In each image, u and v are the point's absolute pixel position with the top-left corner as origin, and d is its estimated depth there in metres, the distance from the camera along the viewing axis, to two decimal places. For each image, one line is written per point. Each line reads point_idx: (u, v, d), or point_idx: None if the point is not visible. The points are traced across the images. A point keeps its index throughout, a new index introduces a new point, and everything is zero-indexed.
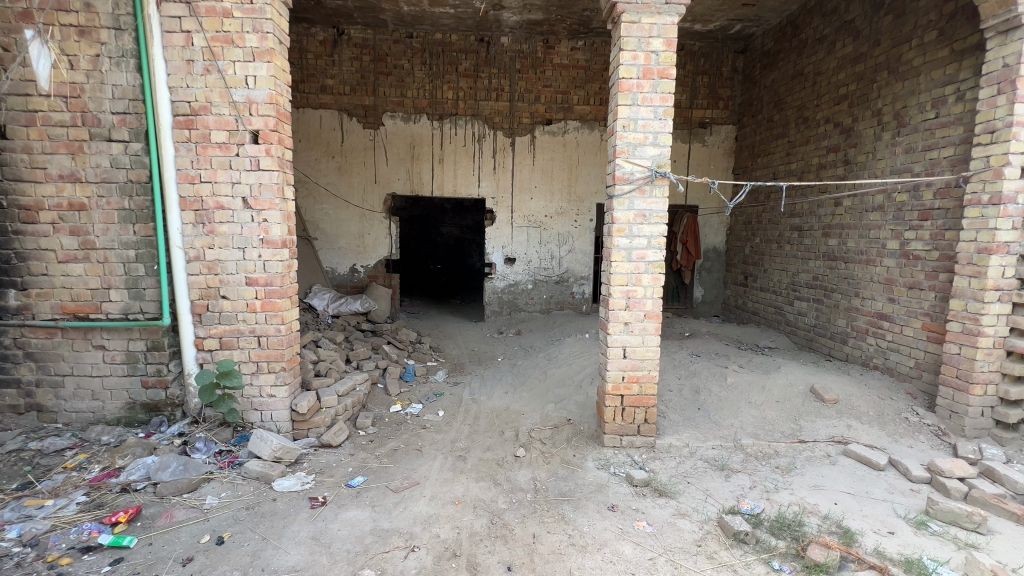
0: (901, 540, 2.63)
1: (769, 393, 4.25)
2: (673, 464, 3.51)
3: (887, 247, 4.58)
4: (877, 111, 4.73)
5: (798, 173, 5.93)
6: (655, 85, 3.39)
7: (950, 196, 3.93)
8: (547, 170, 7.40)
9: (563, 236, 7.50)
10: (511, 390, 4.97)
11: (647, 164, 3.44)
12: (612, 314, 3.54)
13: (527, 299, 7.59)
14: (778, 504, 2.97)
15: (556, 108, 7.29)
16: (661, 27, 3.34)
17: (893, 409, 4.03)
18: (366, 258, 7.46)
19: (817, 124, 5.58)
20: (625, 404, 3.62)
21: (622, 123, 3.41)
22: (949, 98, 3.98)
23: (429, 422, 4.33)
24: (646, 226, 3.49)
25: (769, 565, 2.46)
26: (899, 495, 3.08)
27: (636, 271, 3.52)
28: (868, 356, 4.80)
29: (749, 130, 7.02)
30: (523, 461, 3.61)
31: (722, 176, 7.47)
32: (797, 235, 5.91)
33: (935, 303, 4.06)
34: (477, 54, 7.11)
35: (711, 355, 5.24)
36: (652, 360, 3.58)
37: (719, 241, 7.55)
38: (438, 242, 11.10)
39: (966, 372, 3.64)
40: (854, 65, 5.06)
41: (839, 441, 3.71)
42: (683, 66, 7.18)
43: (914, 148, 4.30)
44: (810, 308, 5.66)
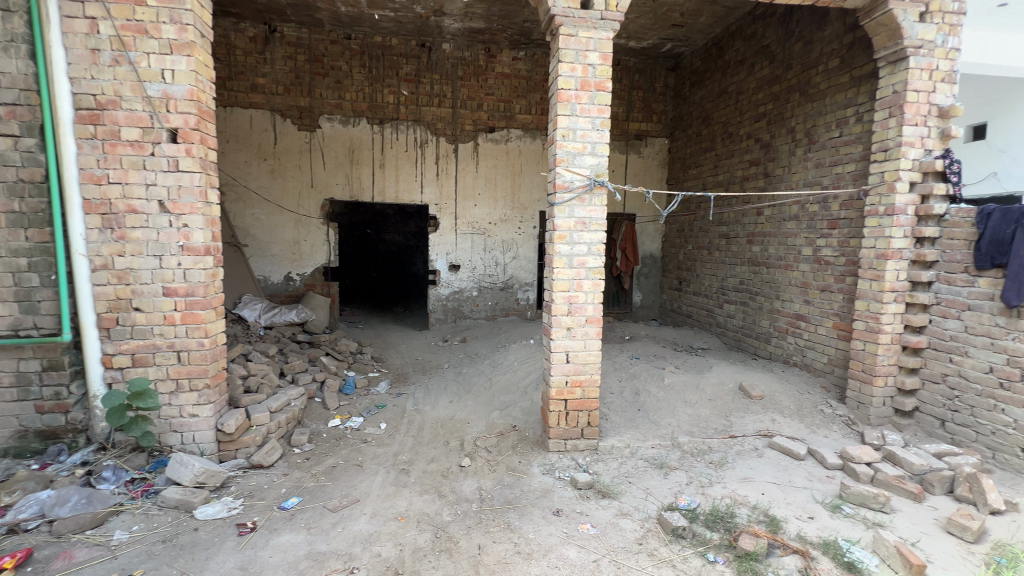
0: (818, 524, 2.85)
1: (702, 392, 4.47)
2: (615, 465, 3.59)
3: (802, 253, 4.98)
4: (791, 129, 5.16)
5: (724, 184, 6.33)
6: (593, 97, 3.50)
7: (854, 207, 4.35)
8: (490, 177, 7.43)
9: (507, 242, 7.54)
10: (456, 399, 4.90)
11: (586, 173, 3.54)
12: (555, 319, 3.58)
13: (472, 306, 7.54)
14: (711, 498, 3.12)
15: (498, 116, 7.34)
16: (597, 41, 3.46)
17: (811, 402, 4.37)
18: (302, 266, 7.12)
19: (740, 139, 6.00)
20: (568, 408, 3.68)
21: (561, 132, 3.49)
22: (850, 119, 4.42)
23: (371, 435, 4.17)
24: (586, 233, 3.58)
25: (704, 558, 2.57)
26: (817, 482, 3.33)
27: (577, 277, 3.59)
28: (789, 354, 5.18)
29: (680, 143, 7.42)
30: (468, 471, 3.56)
31: (657, 186, 7.84)
32: (725, 242, 6.30)
33: (843, 304, 4.47)
34: (418, 59, 7.03)
35: (649, 357, 5.46)
36: (593, 364, 3.67)
37: (655, 247, 7.90)
38: (380, 250, 10.81)
39: (869, 366, 4.02)
40: (770, 85, 5.49)
41: (765, 434, 3.97)
42: (619, 80, 7.49)
43: (823, 163, 4.72)
44: (738, 310, 6.04)
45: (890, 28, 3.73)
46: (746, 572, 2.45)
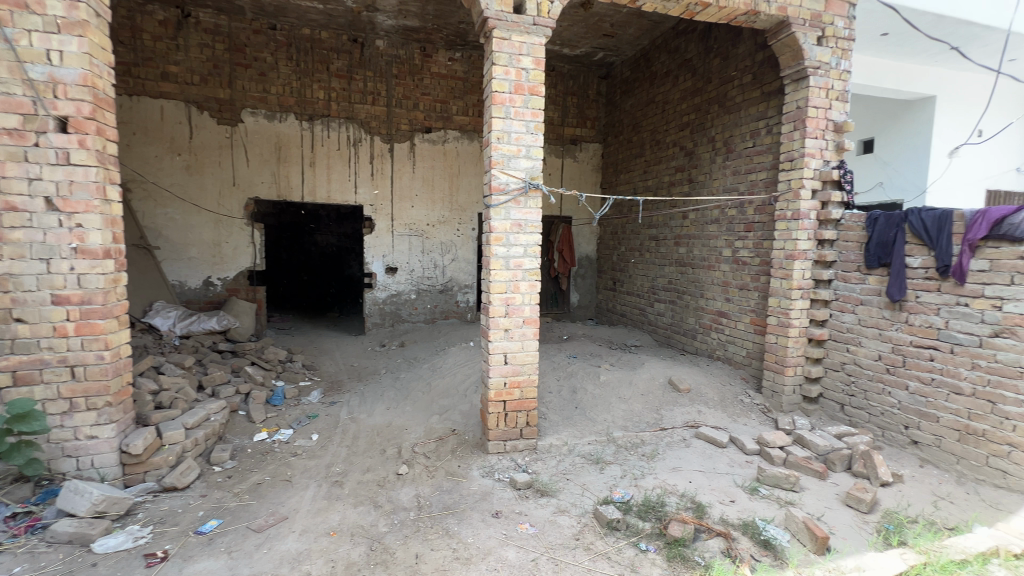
0: (738, 507, 3.06)
1: (635, 388, 4.67)
2: (553, 463, 3.65)
3: (723, 254, 5.33)
4: (711, 138, 5.52)
5: (653, 189, 6.65)
6: (526, 100, 3.54)
7: (766, 212, 4.72)
8: (427, 178, 7.31)
9: (445, 244, 7.44)
10: (393, 405, 4.76)
11: (520, 176, 3.57)
12: (493, 322, 3.58)
13: (410, 310, 7.37)
14: (644, 489, 3.25)
15: (435, 116, 7.25)
16: (530, 46, 3.51)
17: (732, 393, 4.69)
18: (224, 269, 6.63)
19: (666, 146, 6.33)
20: (507, 410, 3.69)
21: (496, 135, 3.50)
22: (762, 131, 4.80)
23: (301, 448, 3.95)
24: (522, 235, 3.62)
25: (636, 548, 2.67)
26: (738, 468, 3.57)
27: (513, 279, 3.62)
28: (712, 349, 5.52)
29: (612, 148, 7.71)
30: (406, 479, 3.47)
31: (591, 190, 8.09)
32: (654, 243, 6.62)
33: (758, 301, 4.84)
34: (350, 55, 6.78)
35: (586, 356, 5.60)
36: (531, 364, 3.71)
37: (590, 249, 8.15)
38: (313, 253, 10.33)
39: (781, 357, 4.39)
40: (693, 97, 5.84)
41: (692, 425, 4.21)
42: (554, 86, 7.67)
43: (739, 171, 5.09)
44: (667, 308, 6.36)
45: (794, 49, 4.09)
46: (674, 557, 2.57)
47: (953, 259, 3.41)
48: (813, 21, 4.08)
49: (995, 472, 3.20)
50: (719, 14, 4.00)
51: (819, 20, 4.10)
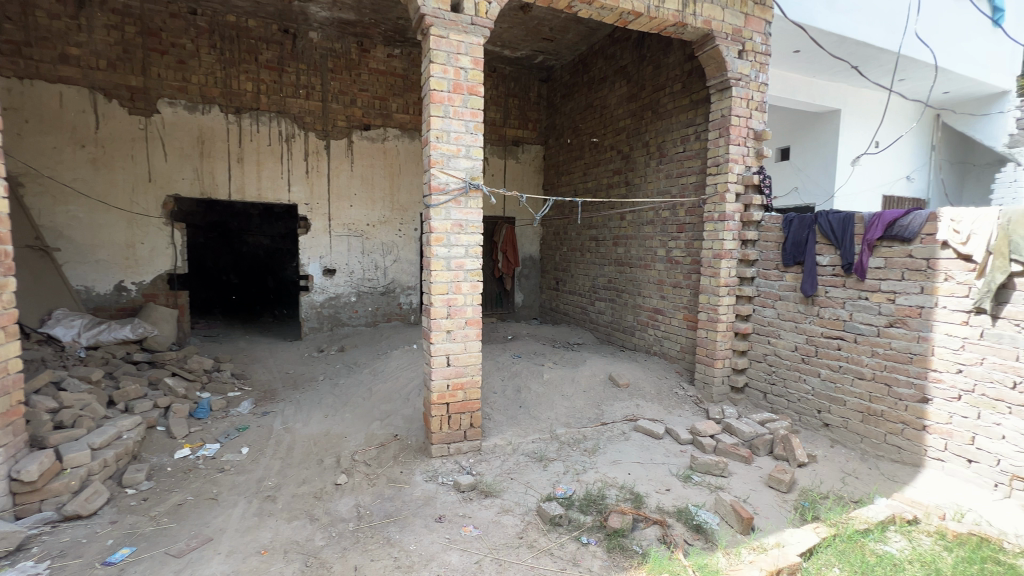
0: (673, 495, 3.20)
1: (577, 384, 4.78)
2: (497, 463, 3.66)
3: (658, 254, 5.57)
4: (646, 143, 5.75)
5: (592, 190, 6.83)
6: (465, 100, 3.52)
7: (695, 213, 4.99)
8: (366, 177, 7.08)
9: (386, 245, 7.24)
10: (332, 412, 4.57)
11: (461, 175, 3.55)
12: (434, 323, 3.53)
13: (350, 312, 7.10)
14: (585, 484, 3.33)
15: (374, 113, 7.04)
16: (469, 45, 3.49)
17: (668, 386, 4.92)
18: (139, 273, 6.07)
19: (605, 149, 6.53)
20: (450, 412, 3.66)
21: (435, 134, 3.46)
22: (691, 137, 5.07)
23: (229, 463, 3.69)
24: (463, 235, 3.59)
25: (578, 541, 2.73)
26: (673, 457, 3.75)
27: (455, 280, 3.59)
28: (649, 344, 5.75)
29: (553, 151, 7.84)
30: (345, 488, 3.34)
31: (534, 191, 8.18)
32: (594, 244, 6.80)
33: (690, 298, 5.11)
34: (281, 46, 6.44)
35: (530, 355, 5.66)
36: (475, 365, 3.70)
37: (534, 250, 8.25)
38: (245, 257, 9.69)
39: (711, 350, 4.66)
40: (628, 102, 6.07)
41: (631, 418, 4.38)
42: (495, 87, 7.70)
43: (671, 174, 5.35)
44: (607, 306, 6.56)
45: (718, 61, 4.36)
46: (614, 548, 2.64)
47: (856, 257, 3.77)
48: (735, 36, 4.37)
49: (892, 447, 3.57)
50: (649, 24, 4.19)
51: (739, 35, 4.40)
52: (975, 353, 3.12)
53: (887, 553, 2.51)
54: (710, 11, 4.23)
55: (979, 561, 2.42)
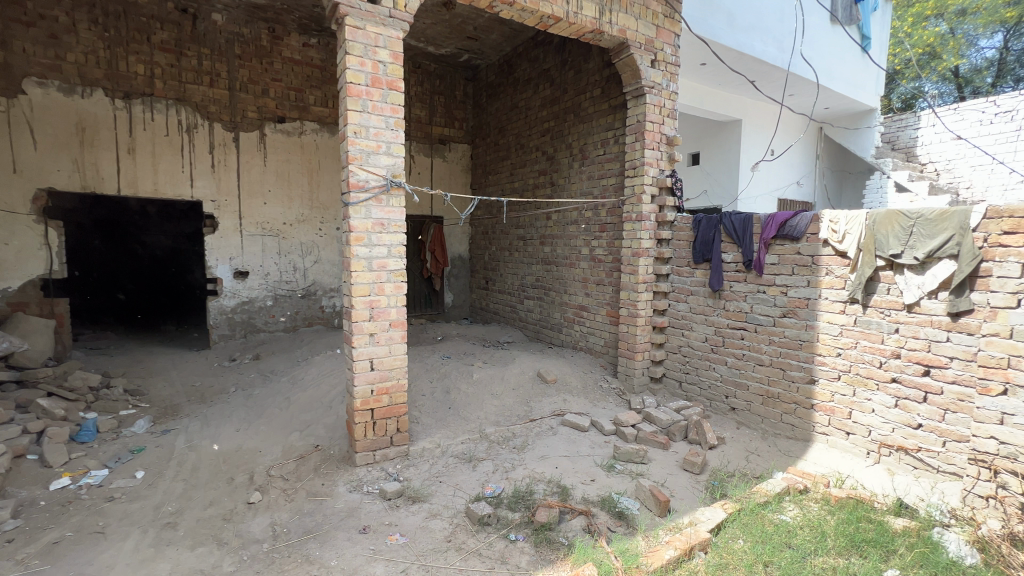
0: (597, 485, 3.33)
1: (506, 382, 4.83)
2: (426, 467, 3.59)
3: (582, 253, 5.75)
4: (569, 145, 5.90)
5: (519, 190, 6.91)
6: (385, 95, 3.41)
7: (616, 214, 5.23)
8: (282, 173, 6.62)
9: (305, 245, 6.83)
10: (245, 425, 4.23)
11: (381, 173, 3.43)
12: (356, 326, 3.39)
13: (266, 318, 6.62)
14: (514, 481, 3.36)
15: (289, 105, 6.60)
16: (387, 39, 3.38)
17: (593, 379, 5.12)
18: (3, 278, 5.23)
19: (530, 150, 6.63)
20: (375, 418, 3.53)
21: (353, 129, 3.31)
22: (610, 140, 5.29)
23: (120, 490, 3.29)
24: (385, 235, 3.48)
25: (507, 539, 2.74)
26: (597, 448, 3.90)
27: (377, 281, 3.47)
28: (575, 340, 5.92)
29: (480, 150, 7.83)
30: (259, 507, 3.10)
31: (462, 190, 8.12)
32: (522, 243, 6.88)
33: (612, 294, 5.34)
34: (178, 26, 5.86)
35: (459, 356, 5.61)
36: (400, 368, 3.60)
37: (463, 249, 8.18)
38: (145, 264, 8.78)
39: (631, 344, 4.90)
40: (551, 105, 6.20)
41: (559, 413, 4.50)
42: (420, 84, 7.56)
43: (593, 176, 5.54)
44: (535, 305, 6.67)
45: (633, 68, 4.59)
46: (541, 542, 2.68)
47: (754, 254, 4.13)
48: (647, 46, 4.62)
49: (787, 425, 3.96)
50: (569, 29, 4.31)
51: (652, 45, 4.66)
52: (851, 338, 3.55)
53: (782, 522, 2.77)
54: (624, 20, 4.44)
55: (855, 520, 2.75)
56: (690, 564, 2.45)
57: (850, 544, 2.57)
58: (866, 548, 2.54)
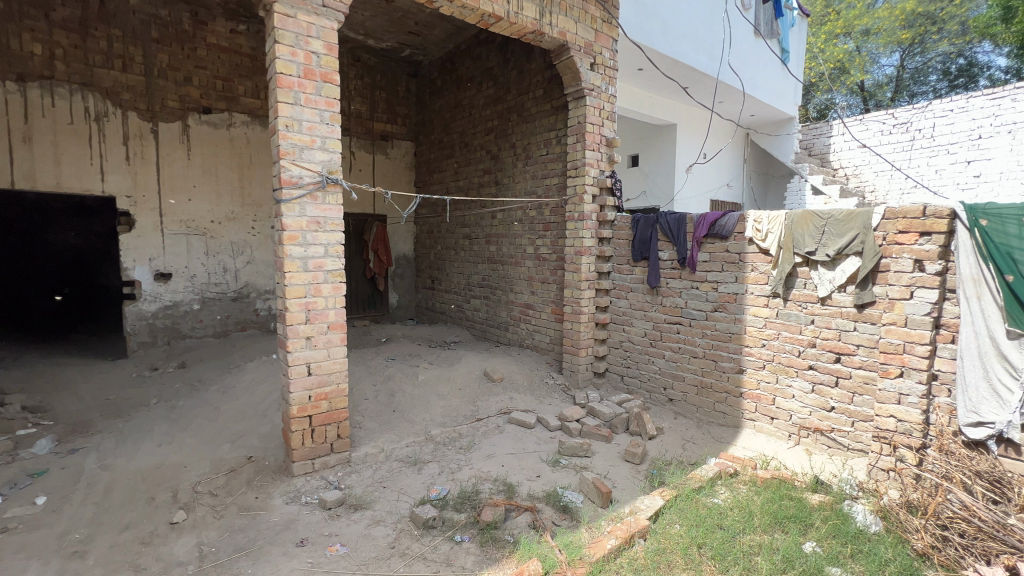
0: (543, 480, 3.37)
1: (452, 383, 4.79)
2: (369, 473, 3.48)
3: (527, 252, 5.80)
4: (513, 144, 5.93)
5: (464, 189, 6.86)
6: (319, 87, 3.27)
7: (559, 213, 5.32)
8: (209, 167, 6.16)
9: (236, 245, 6.40)
10: (168, 439, 3.91)
11: (316, 169, 3.28)
12: (291, 329, 3.23)
13: (193, 323, 6.15)
14: (460, 482, 3.33)
15: (215, 95, 6.17)
16: (320, 29, 3.24)
17: (539, 376, 5.18)
18: None
19: (475, 149, 6.60)
20: (313, 425, 3.38)
21: (284, 122, 3.14)
22: (553, 141, 5.37)
23: (17, 519, 2.94)
24: (321, 233, 3.33)
25: (452, 541, 2.71)
26: (543, 444, 3.95)
27: (314, 282, 3.32)
28: (522, 338, 5.96)
29: (424, 147, 7.70)
30: (184, 527, 2.88)
31: (405, 189, 7.95)
32: (468, 241, 6.84)
33: (557, 292, 5.43)
34: (83, 4, 5.32)
35: (404, 357, 5.49)
36: (339, 372, 3.47)
37: (407, 249, 8.00)
38: (45, 267, 7.96)
39: (575, 341, 5.01)
40: (495, 104, 6.21)
41: (505, 412, 4.52)
42: (359, 78, 7.31)
43: (536, 175, 5.60)
44: (482, 304, 6.65)
45: (573, 71, 4.69)
46: (487, 541, 2.68)
47: (688, 253, 4.35)
48: (587, 49, 4.73)
49: (720, 413, 4.20)
50: (510, 29, 4.32)
51: (591, 49, 4.77)
52: (773, 330, 3.82)
53: (714, 505, 2.94)
54: (564, 23, 4.52)
55: (779, 499, 2.96)
56: (631, 552, 2.54)
57: (774, 522, 2.77)
58: (787, 524, 2.75)
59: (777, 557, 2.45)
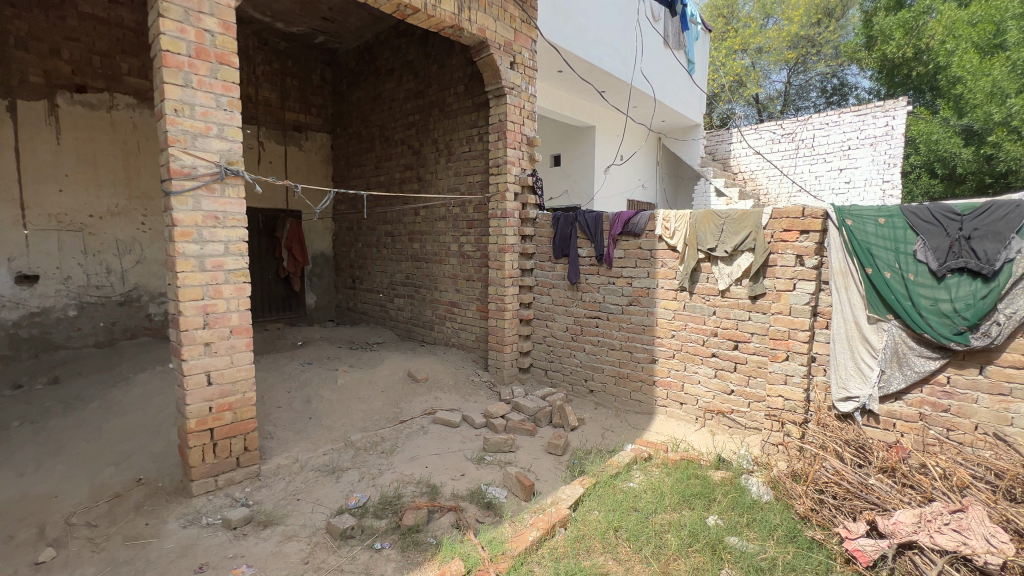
0: (467, 479, 3.36)
1: (374, 385, 4.63)
2: (281, 486, 3.26)
3: (451, 249, 5.74)
4: (435, 140, 5.83)
5: (385, 185, 6.63)
6: (214, 70, 2.98)
7: (482, 211, 5.32)
8: (85, 154, 5.41)
9: (122, 242, 5.68)
10: (33, 467, 3.38)
11: (213, 159, 3.00)
12: (186, 335, 2.93)
13: (68, 332, 5.36)
14: (381, 487, 3.23)
15: (91, 72, 5.43)
16: (215, 5, 2.96)
17: (464, 374, 5.16)
18: None
19: (395, 143, 6.40)
20: (215, 439, 3.10)
21: (172, 106, 2.83)
22: (475, 138, 5.35)
23: None
24: (220, 230, 3.06)
25: (372, 549, 2.61)
26: (468, 442, 3.94)
27: (212, 282, 3.03)
28: (447, 336, 5.89)
29: (341, 140, 7.34)
30: (54, 566, 2.51)
31: (322, 183, 7.52)
32: (390, 239, 6.63)
33: (481, 290, 5.43)
34: None
35: (322, 361, 5.21)
36: (245, 380, 3.21)
37: (325, 246, 7.59)
38: None
39: (500, 338, 5.05)
40: (416, 98, 6.06)
41: (430, 412, 4.44)
42: (267, 62, 6.80)
43: (459, 172, 5.55)
44: (406, 303, 6.48)
45: (493, 68, 4.70)
46: (408, 546, 2.62)
47: (605, 249, 4.53)
48: (506, 48, 4.76)
49: (635, 401, 4.44)
50: (427, 21, 4.24)
51: (510, 47, 4.81)
52: (681, 321, 4.10)
53: (629, 489, 3.10)
54: (483, 20, 4.52)
55: (686, 478, 3.19)
56: (551, 542, 2.61)
57: (682, 499, 2.97)
58: (693, 500, 2.97)
59: (685, 533, 2.64)
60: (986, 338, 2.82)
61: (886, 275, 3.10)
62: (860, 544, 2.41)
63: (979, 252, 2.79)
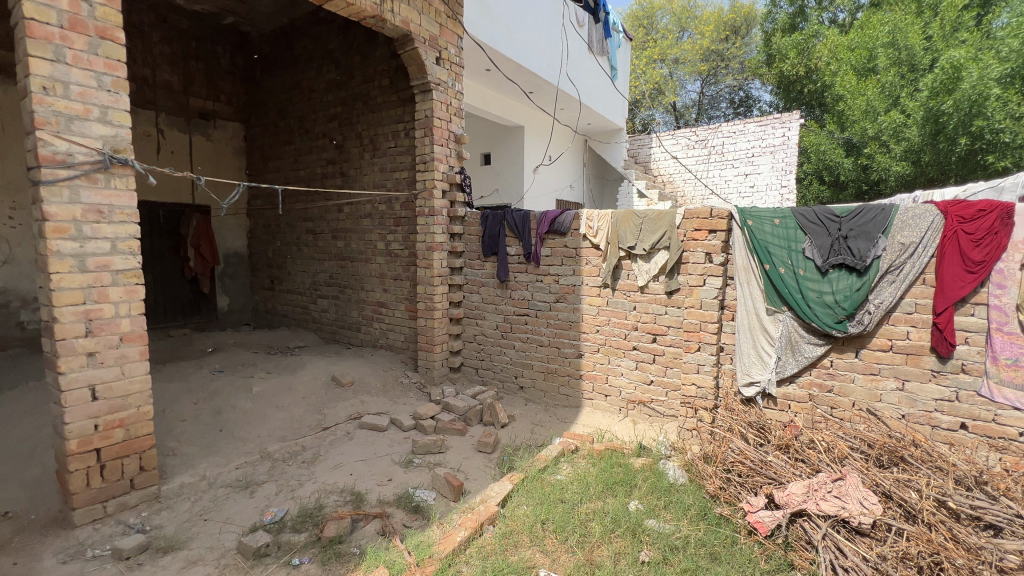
0: (394, 483, 3.27)
1: (295, 393, 4.37)
2: (185, 507, 2.97)
3: (377, 248, 5.55)
4: (359, 134, 5.60)
5: (305, 179, 6.26)
6: (94, 45, 2.65)
7: (410, 208, 5.19)
8: None
9: None
10: None
11: (93, 145, 2.66)
12: (63, 345, 2.57)
13: None
14: (300, 500, 3.04)
15: None
16: None
17: (393, 377, 5.00)
18: None
19: (316, 136, 6.07)
20: (102, 461, 2.76)
21: (39, 83, 2.47)
22: (401, 134, 5.21)
23: None
24: (105, 225, 2.72)
25: (289, 566, 2.46)
26: (396, 445, 3.83)
27: (95, 284, 2.69)
28: (375, 338, 5.69)
29: (255, 130, 6.82)
30: None
31: (233, 176, 6.96)
32: (311, 237, 6.27)
33: (410, 289, 5.30)
34: None
35: (236, 368, 4.84)
36: (139, 393, 2.89)
37: (239, 245, 7.03)
38: None
39: (430, 337, 4.96)
40: (338, 90, 5.77)
41: (355, 417, 4.27)
42: (166, 42, 6.18)
43: (385, 168, 5.37)
44: (330, 303, 6.17)
45: (418, 62, 4.59)
46: (330, 559, 2.49)
47: (533, 248, 4.61)
48: (432, 43, 4.68)
49: (563, 396, 4.56)
50: (347, 9, 4.05)
51: (435, 42, 4.74)
52: (605, 316, 4.26)
53: (557, 481, 3.17)
54: (407, 13, 4.40)
55: (610, 466, 3.33)
56: (480, 540, 2.61)
57: (607, 488, 3.09)
58: (617, 487, 3.10)
59: (608, 519, 2.76)
60: (860, 325, 3.21)
61: (780, 270, 3.42)
62: (760, 516, 2.64)
63: (854, 250, 3.17)
